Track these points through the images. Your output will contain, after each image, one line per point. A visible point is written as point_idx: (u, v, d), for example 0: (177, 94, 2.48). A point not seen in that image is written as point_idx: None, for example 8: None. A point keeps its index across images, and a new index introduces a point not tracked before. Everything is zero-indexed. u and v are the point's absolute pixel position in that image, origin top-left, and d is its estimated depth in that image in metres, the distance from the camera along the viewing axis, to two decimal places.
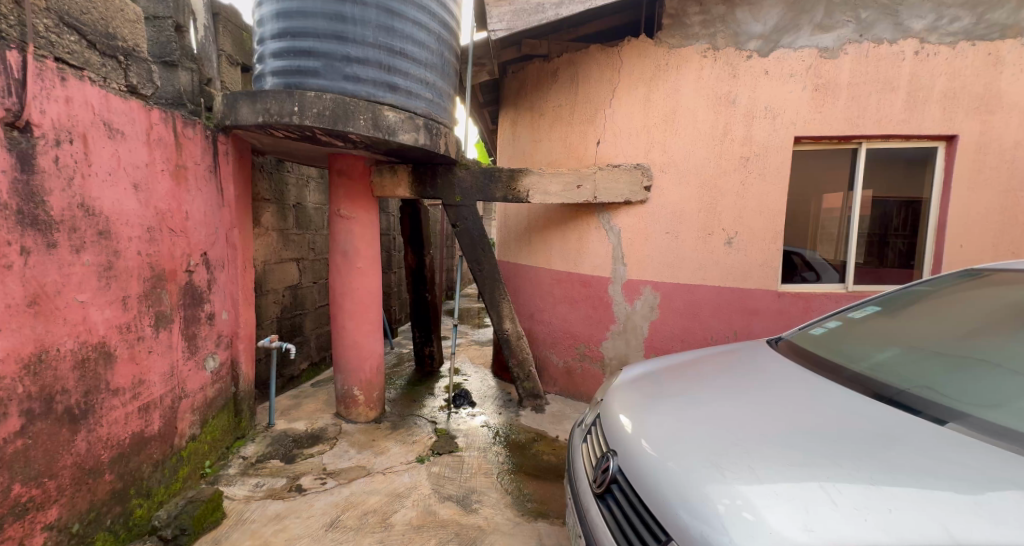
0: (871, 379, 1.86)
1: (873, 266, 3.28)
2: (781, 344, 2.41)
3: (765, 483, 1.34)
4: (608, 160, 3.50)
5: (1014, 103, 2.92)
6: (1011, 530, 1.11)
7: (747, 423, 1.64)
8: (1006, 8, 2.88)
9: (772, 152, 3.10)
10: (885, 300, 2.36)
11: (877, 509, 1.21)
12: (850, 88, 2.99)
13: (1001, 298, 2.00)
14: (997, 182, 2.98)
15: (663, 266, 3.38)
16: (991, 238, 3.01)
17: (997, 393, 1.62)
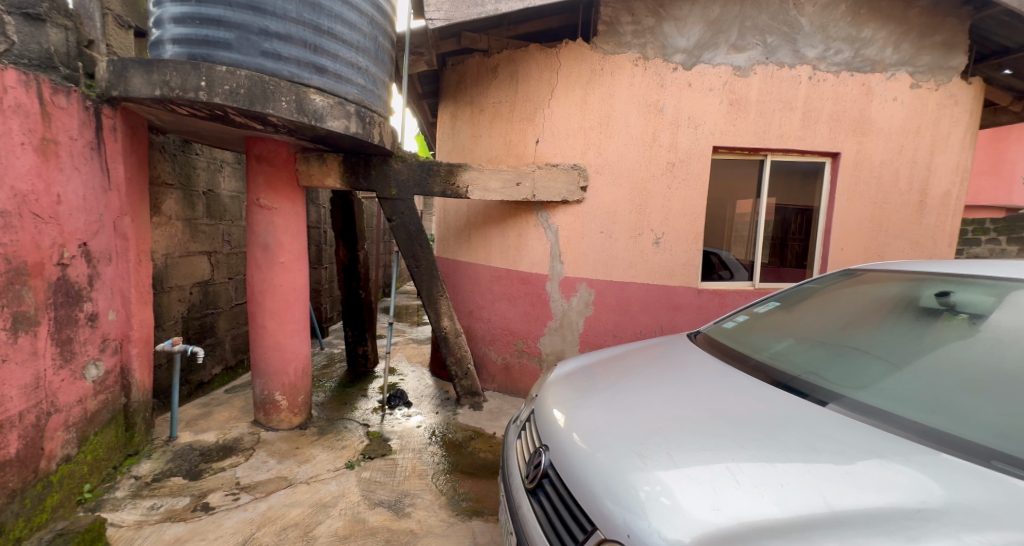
0: (770, 367, 2.09)
1: (775, 266, 3.70)
2: (700, 336, 2.63)
3: (680, 468, 1.45)
4: (547, 159, 3.56)
5: (881, 127, 3.44)
6: (874, 494, 1.28)
7: (667, 413, 1.76)
8: (876, 45, 3.39)
9: (693, 159, 3.37)
10: (784, 296, 2.67)
11: (771, 484, 1.34)
12: (758, 106, 3.34)
13: (870, 293, 2.33)
14: (868, 194, 3.49)
15: (598, 264, 3.52)
16: (864, 242, 3.53)
17: (864, 376, 1.88)
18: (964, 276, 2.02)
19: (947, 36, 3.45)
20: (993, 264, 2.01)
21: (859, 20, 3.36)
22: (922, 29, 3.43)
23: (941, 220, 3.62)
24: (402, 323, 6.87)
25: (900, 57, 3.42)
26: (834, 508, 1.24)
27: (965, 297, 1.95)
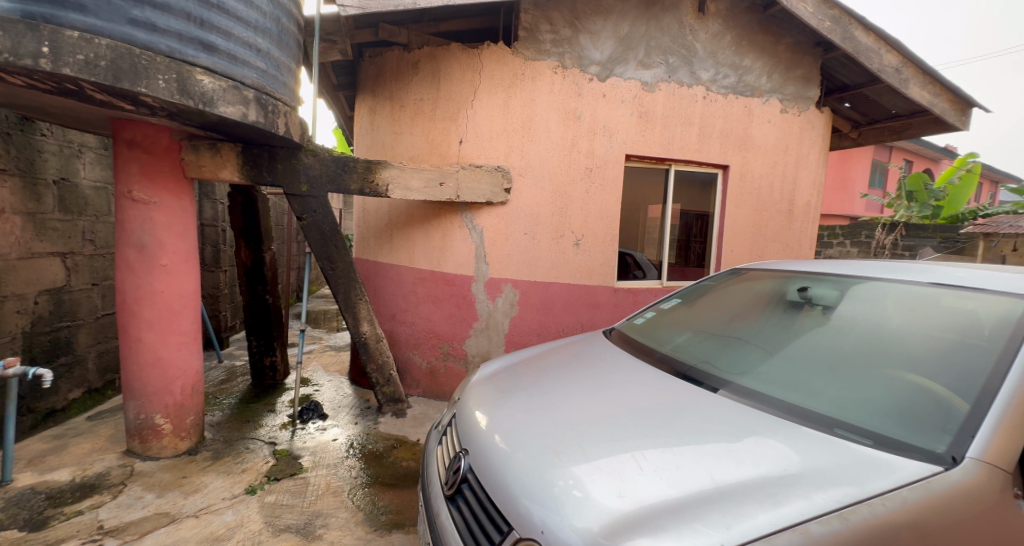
0: (673, 359, 2.27)
1: (680, 265, 4.08)
2: (613, 332, 2.80)
3: (591, 461, 1.47)
4: (470, 159, 3.53)
5: (760, 145, 3.98)
6: (749, 467, 1.36)
7: (582, 409, 1.81)
8: (754, 74, 3.91)
9: (609, 166, 3.60)
10: (684, 293, 2.95)
11: (668, 468, 1.39)
12: (662, 120, 3.66)
13: (752, 289, 2.65)
14: (750, 203, 4.01)
15: (522, 265, 3.58)
16: (747, 244, 4.05)
17: (746, 363, 2.09)
18: (819, 274, 2.36)
19: (805, 71, 4.10)
20: (843, 264, 2.35)
21: (741, 50, 3.85)
22: (788, 63, 4.03)
23: (803, 226, 4.29)
24: (316, 330, 6.37)
25: (773, 85, 3.99)
26: (718, 483, 1.31)
27: (819, 291, 2.27)
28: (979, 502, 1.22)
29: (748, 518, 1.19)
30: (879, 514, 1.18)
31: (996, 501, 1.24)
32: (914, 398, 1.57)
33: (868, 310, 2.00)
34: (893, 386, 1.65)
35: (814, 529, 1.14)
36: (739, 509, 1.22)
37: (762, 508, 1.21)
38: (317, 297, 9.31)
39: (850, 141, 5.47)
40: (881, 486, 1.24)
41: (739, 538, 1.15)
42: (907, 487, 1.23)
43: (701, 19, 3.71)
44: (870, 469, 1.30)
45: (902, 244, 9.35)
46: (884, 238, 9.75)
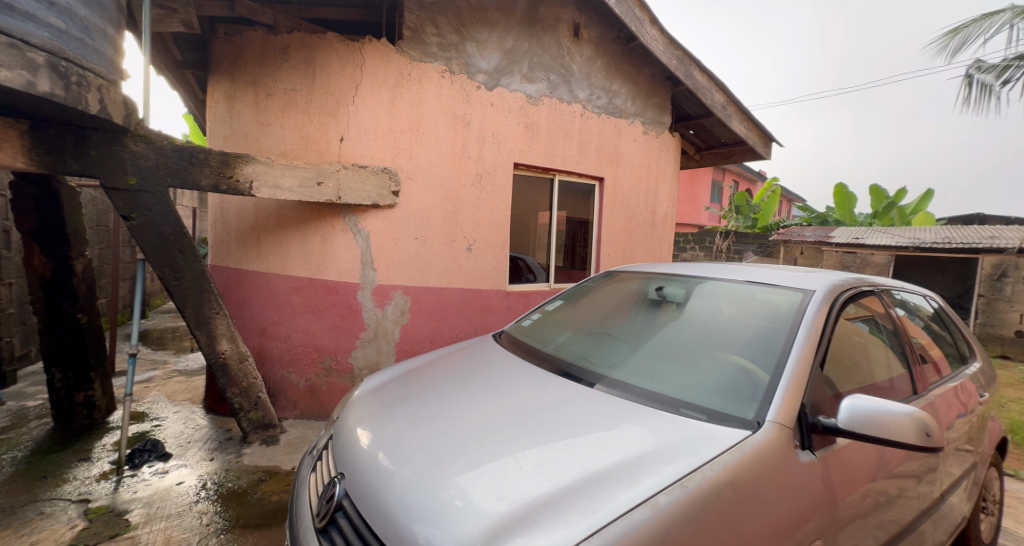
0: (556, 357, 1.97)
1: (567, 268, 4.41)
2: (503, 336, 2.41)
3: (476, 466, 1.17)
4: (353, 159, 3.27)
5: (628, 161, 4.52)
6: (616, 451, 1.21)
7: (460, 412, 1.49)
8: (620, 98, 4.40)
9: (498, 173, 3.70)
10: (567, 294, 2.63)
11: (546, 462, 1.16)
12: (546, 132, 3.91)
13: (624, 287, 2.44)
14: (622, 212, 4.53)
15: (412, 271, 3.44)
16: (620, 249, 4.56)
17: (620, 357, 1.87)
18: (674, 275, 2.29)
19: (660, 100, 4.77)
20: (692, 267, 2.33)
21: (610, 75, 4.30)
22: (647, 92, 4.63)
23: (664, 233, 5.00)
24: (160, 352, 5.34)
25: (637, 109, 4.55)
26: (588, 469, 1.14)
27: (671, 290, 2.18)
28: (776, 455, 1.25)
29: (610, 499, 1.03)
30: (709, 478, 1.11)
31: (784, 455, 1.27)
32: (737, 381, 1.55)
33: (708, 308, 1.98)
34: (718, 371, 1.63)
35: (662, 500, 1.03)
36: (601, 492, 1.05)
37: (621, 488, 1.07)
38: (163, 313, 7.84)
39: (694, 163, 6.45)
40: (709, 453, 1.19)
41: (604, 520, 0.97)
42: (727, 451, 1.20)
43: (577, 43, 4.04)
44: (700, 439, 1.26)
45: (732, 247, 11.68)
46: (720, 244, 11.73)
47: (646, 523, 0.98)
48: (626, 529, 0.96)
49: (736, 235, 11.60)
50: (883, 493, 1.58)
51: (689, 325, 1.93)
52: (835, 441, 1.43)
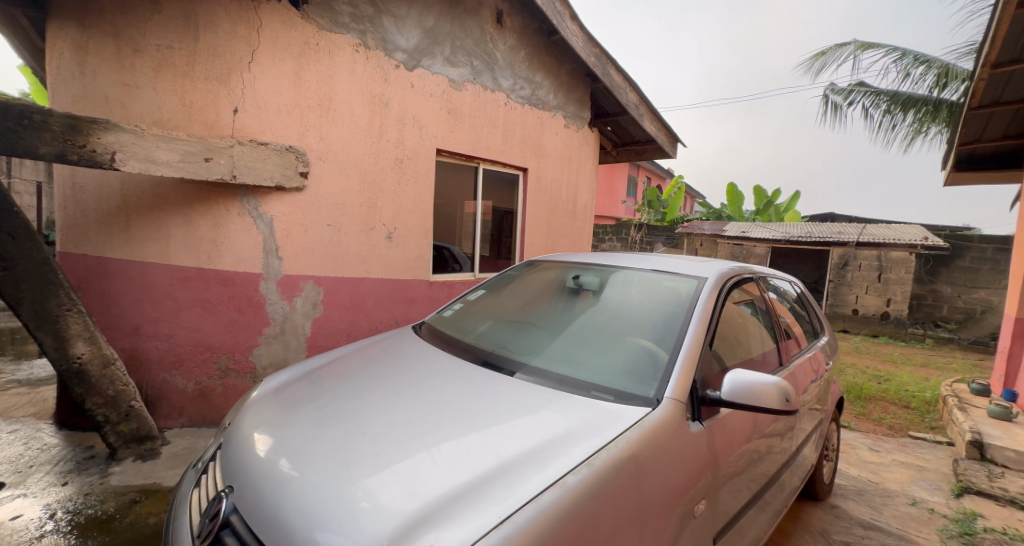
0: (477, 347, 1.95)
1: (493, 258, 4.53)
2: (423, 327, 2.34)
3: (386, 465, 1.12)
4: (249, 134, 2.93)
5: (551, 153, 4.75)
6: (529, 436, 1.23)
7: (374, 410, 1.42)
8: (542, 90, 4.56)
9: (419, 159, 3.66)
10: (490, 283, 2.62)
11: (460, 454, 1.15)
12: (470, 119, 3.96)
13: (547, 276, 2.47)
14: (546, 202, 4.77)
15: (326, 260, 3.26)
16: (542, 239, 4.78)
17: (540, 345, 1.90)
18: (591, 263, 2.37)
19: (581, 95, 5.00)
20: (612, 257, 2.42)
21: (532, 66, 4.41)
22: (567, 86, 4.81)
23: (583, 224, 5.34)
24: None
25: (558, 102, 4.75)
26: (502, 457, 1.14)
27: (588, 279, 2.26)
28: (672, 428, 1.36)
29: (521, 484, 1.05)
30: (614, 455, 1.18)
31: (678, 428, 1.38)
32: (642, 362, 1.65)
33: (619, 294, 2.08)
34: (625, 353, 1.72)
35: (570, 480, 1.07)
36: (513, 478, 1.07)
37: (532, 472, 1.09)
38: None
39: (612, 159, 6.69)
40: (614, 431, 1.26)
41: (515, 505, 0.99)
42: (629, 428, 1.28)
43: (499, 30, 4.09)
44: (607, 418, 1.33)
45: (645, 238, 12.44)
46: (635, 236, 12.42)
47: (556, 504, 1.01)
48: (535, 513, 0.98)
49: (648, 227, 12.35)
50: (756, 450, 1.81)
51: (602, 310, 2.03)
52: (718, 411, 1.58)
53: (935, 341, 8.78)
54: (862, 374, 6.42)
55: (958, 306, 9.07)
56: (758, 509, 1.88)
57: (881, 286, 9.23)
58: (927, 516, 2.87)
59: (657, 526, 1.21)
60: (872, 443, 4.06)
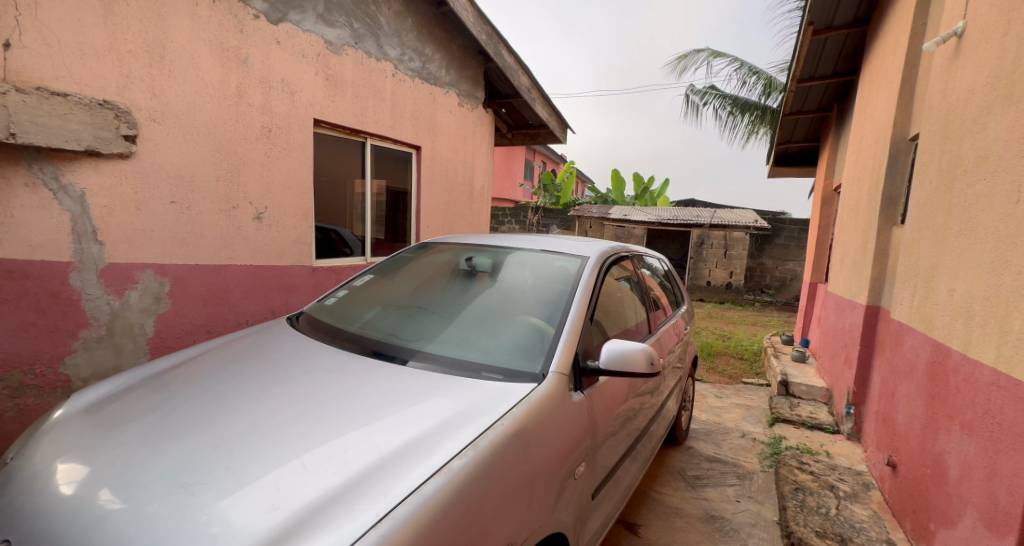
0: (364, 336, 1.83)
1: (387, 241, 4.42)
2: (301, 318, 2.12)
3: (245, 479, 0.99)
4: (30, 77, 2.19)
5: (444, 131, 4.72)
6: (414, 425, 1.19)
7: (234, 416, 1.25)
8: (433, 64, 4.44)
9: (292, 129, 3.32)
10: (379, 267, 2.47)
11: (334, 455, 1.06)
12: (352, 88, 3.70)
13: (440, 258, 2.40)
14: (440, 184, 4.75)
15: (172, 244, 2.77)
16: (436, 219, 4.75)
17: (432, 330, 1.84)
18: (483, 245, 2.36)
19: (473, 73, 4.99)
20: (503, 237, 2.43)
21: (421, 37, 4.26)
22: (457, 63, 4.74)
23: (481, 206, 5.48)
24: None
25: (450, 79, 4.69)
26: (383, 450, 1.08)
27: (481, 260, 2.24)
28: (557, 400, 1.42)
29: (402, 477, 1.01)
30: (500, 433, 1.19)
31: (562, 400, 1.45)
32: (530, 339, 1.69)
33: (512, 275, 2.10)
34: (515, 331, 1.75)
35: (456, 465, 1.06)
36: (393, 472, 1.02)
37: (415, 462, 1.05)
38: None
39: (507, 142, 6.78)
40: (501, 410, 1.28)
41: (395, 501, 0.94)
42: (516, 405, 1.30)
43: None
44: (495, 397, 1.34)
45: (541, 220, 12.87)
46: (532, 218, 12.74)
47: (440, 491, 0.99)
48: (417, 504, 0.94)
49: (545, 210, 12.77)
50: (630, 408, 1.99)
51: (493, 289, 2.05)
52: (598, 380, 1.69)
53: (761, 304, 10.62)
54: (713, 335, 7.47)
55: (776, 275, 10.87)
56: (631, 459, 2.09)
57: (726, 261, 10.76)
58: (753, 445, 3.45)
59: (542, 495, 1.26)
60: (717, 391, 4.76)
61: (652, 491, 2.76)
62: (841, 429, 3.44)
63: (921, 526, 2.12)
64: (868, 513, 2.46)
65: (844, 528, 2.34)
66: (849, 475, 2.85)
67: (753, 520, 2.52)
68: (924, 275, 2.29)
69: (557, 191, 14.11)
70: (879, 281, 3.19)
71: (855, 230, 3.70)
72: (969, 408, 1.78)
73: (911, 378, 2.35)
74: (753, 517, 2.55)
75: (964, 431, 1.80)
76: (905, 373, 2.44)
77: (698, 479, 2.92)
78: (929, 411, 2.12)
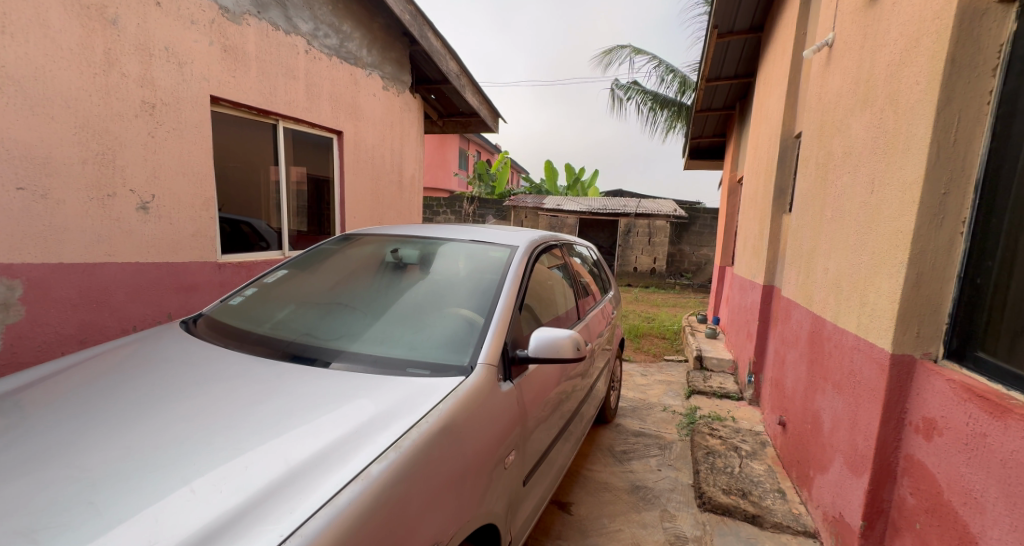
0: (277, 338, 1.71)
1: (309, 232, 4.30)
2: (200, 322, 1.93)
3: (124, 514, 0.89)
4: None
5: (367, 116, 4.53)
6: (329, 431, 1.13)
7: (112, 439, 1.12)
8: (352, 42, 4.23)
9: (185, 106, 2.98)
10: (296, 261, 2.32)
11: (234, 472, 0.99)
12: (257, 63, 3.39)
13: (365, 250, 2.30)
14: (365, 172, 4.56)
15: (26, 239, 2.36)
16: (362, 210, 4.56)
17: (356, 329, 1.76)
18: (410, 236, 2.30)
19: (397, 55, 4.82)
20: (431, 228, 2.39)
21: (336, 12, 4.01)
22: (378, 42, 4.54)
23: (409, 195, 5.40)
24: None
25: (372, 60, 4.49)
26: (292, 462, 1.03)
27: (408, 252, 2.19)
28: (485, 392, 1.43)
29: (312, 490, 0.96)
30: (423, 432, 1.17)
31: (491, 391, 1.46)
32: (459, 332, 1.68)
33: (441, 266, 2.08)
34: (444, 324, 1.73)
35: (374, 470, 1.03)
36: (302, 485, 0.97)
37: (328, 472, 1.01)
38: None
39: (438, 129, 6.64)
40: (425, 407, 1.26)
41: (303, 517, 0.90)
42: (442, 401, 1.30)
43: None
44: (419, 394, 1.32)
45: (477, 211, 12.75)
46: (468, 208, 12.58)
47: (355, 500, 0.96)
48: (328, 518, 0.91)
49: (480, 200, 12.65)
50: (562, 392, 2.07)
51: (421, 282, 2.01)
52: (528, 368, 1.73)
53: (680, 287, 11.50)
54: (639, 317, 7.96)
55: (693, 260, 11.74)
56: (562, 440, 2.17)
57: (651, 247, 11.51)
58: (672, 417, 3.74)
59: (470, 488, 1.27)
60: (643, 370, 5.09)
61: (584, 469, 2.89)
62: (744, 396, 3.87)
63: (803, 475, 2.44)
64: (764, 468, 2.79)
65: (745, 483, 2.63)
66: (750, 435, 3.20)
67: (672, 485, 2.74)
68: (805, 256, 2.61)
69: (491, 180, 14.11)
70: (772, 263, 3.58)
71: (754, 216, 4.11)
72: (839, 370, 2.06)
73: (797, 346, 2.68)
74: (671, 483, 2.78)
75: (835, 390, 2.09)
76: (793, 343, 2.78)
77: (624, 453, 3.12)
78: (810, 375, 2.43)
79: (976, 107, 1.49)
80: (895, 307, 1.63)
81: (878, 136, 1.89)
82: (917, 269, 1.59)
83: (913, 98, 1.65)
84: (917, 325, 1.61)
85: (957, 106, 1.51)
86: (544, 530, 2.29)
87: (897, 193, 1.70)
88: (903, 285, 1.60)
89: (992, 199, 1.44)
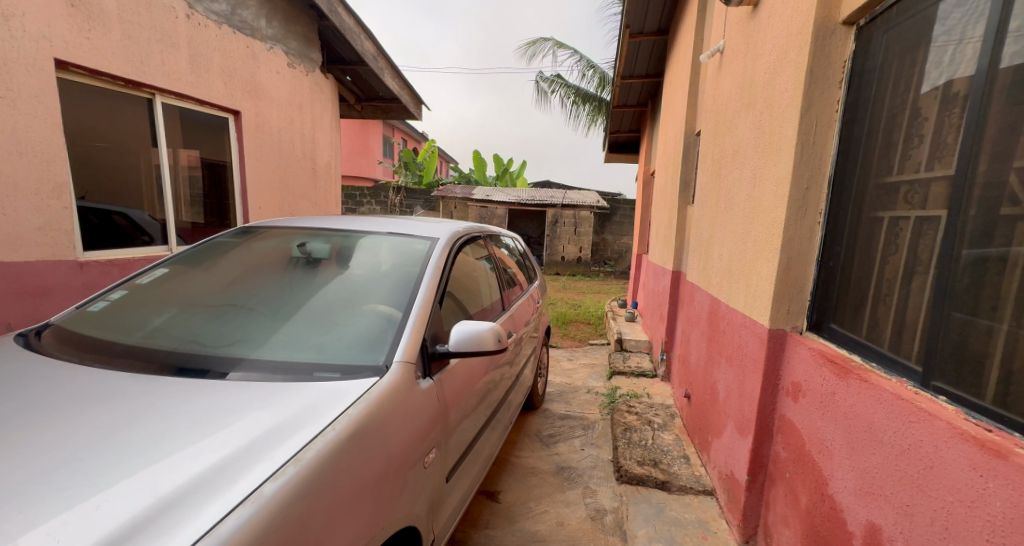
0: (151, 349, 1.51)
1: (201, 226, 3.88)
2: (45, 334, 1.65)
3: None
4: None
5: (270, 95, 4.17)
6: (212, 452, 1.04)
7: None
8: (247, 11, 3.84)
9: (20, 71, 2.48)
10: (179, 258, 2.07)
11: (84, 515, 0.87)
12: (119, 24, 2.90)
13: (267, 245, 2.12)
14: (268, 157, 4.20)
15: None
16: (268, 200, 4.20)
17: (255, 333, 1.63)
18: (319, 229, 2.16)
19: (304, 30, 4.48)
20: (345, 220, 2.27)
21: None
22: (281, 14, 4.17)
23: (324, 184, 5.11)
24: None
25: (273, 32, 4.13)
26: (162, 493, 0.93)
27: (317, 247, 2.06)
28: (401, 391, 1.40)
29: (184, 523, 0.88)
30: (329, 441, 1.12)
31: (409, 391, 1.44)
32: (375, 330, 1.62)
33: (358, 261, 1.98)
34: (358, 322, 1.66)
35: (267, 490, 0.97)
36: (173, 519, 0.88)
37: (208, 500, 0.93)
38: None
39: (356, 113, 6.33)
40: (332, 413, 1.20)
41: None
42: (352, 405, 1.24)
43: None
44: (326, 399, 1.25)
45: (404, 201, 12.33)
46: (394, 199, 12.13)
47: (240, 528, 0.90)
48: None
49: (407, 189, 12.24)
50: (488, 383, 2.08)
51: (333, 279, 1.90)
52: (449, 363, 1.72)
53: (604, 275, 12.12)
54: (567, 304, 8.28)
55: (615, 248, 12.41)
56: (490, 430, 2.20)
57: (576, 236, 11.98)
58: (596, 398, 3.95)
59: (384, 492, 1.24)
60: (569, 355, 5.30)
61: (511, 456, 2.96)
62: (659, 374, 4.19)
63: (703, 441, 2.71)
64: (672, 437, 3.06)
65: (657, 453, 2.86)
66: (662, 409, 3.49)
67: (593, 463, 2.91)
68: (705, 243, 2.87)
69: (418, 169, 13.73)
70: (679, 250, 3.89)
71: (665, 206, 4.43)
72: (731, 346, 2.31)
73: (699, 326, 2.96)
74: (593, 461, 2.94)
75: (728, 364, 2.34)
76: (696, 322, 3.06)
77: (552, 437, 3.24)
78: (709, 351, 2.70)
79: (828, 114, 1.73)
80: (772, 289, 1.85)
81: (759, 135, 2.12)
82: (788, 254, 1.81)
83: (784, 103, 1.87)
84: (787, 304, 1.84)
85: (816, 112, 1.73)
86: (472, 522, 2.31)
87: (772, 188, 1.92)
88: (777, 269, 1.82)
89: (841, 193, 1.69)
